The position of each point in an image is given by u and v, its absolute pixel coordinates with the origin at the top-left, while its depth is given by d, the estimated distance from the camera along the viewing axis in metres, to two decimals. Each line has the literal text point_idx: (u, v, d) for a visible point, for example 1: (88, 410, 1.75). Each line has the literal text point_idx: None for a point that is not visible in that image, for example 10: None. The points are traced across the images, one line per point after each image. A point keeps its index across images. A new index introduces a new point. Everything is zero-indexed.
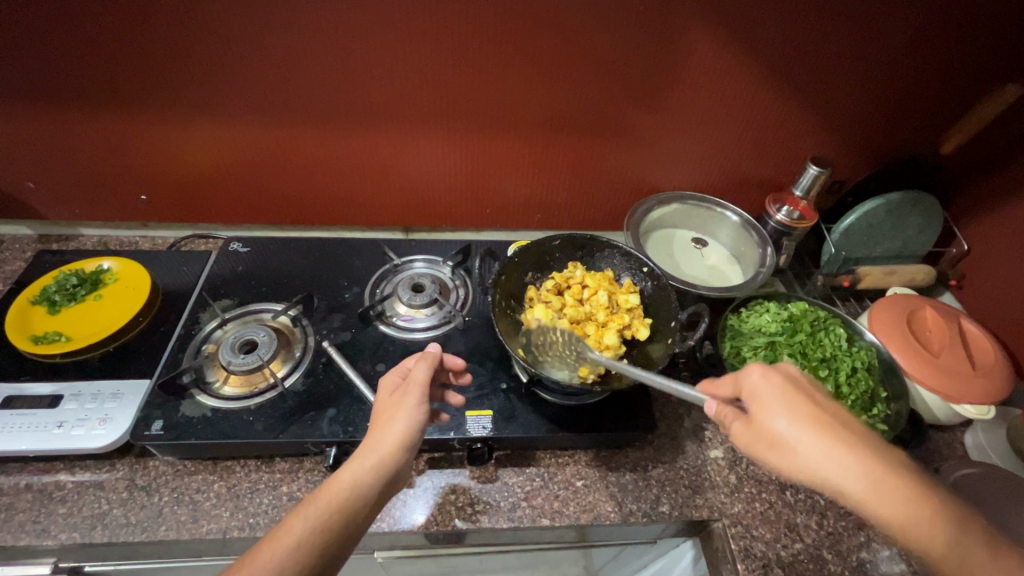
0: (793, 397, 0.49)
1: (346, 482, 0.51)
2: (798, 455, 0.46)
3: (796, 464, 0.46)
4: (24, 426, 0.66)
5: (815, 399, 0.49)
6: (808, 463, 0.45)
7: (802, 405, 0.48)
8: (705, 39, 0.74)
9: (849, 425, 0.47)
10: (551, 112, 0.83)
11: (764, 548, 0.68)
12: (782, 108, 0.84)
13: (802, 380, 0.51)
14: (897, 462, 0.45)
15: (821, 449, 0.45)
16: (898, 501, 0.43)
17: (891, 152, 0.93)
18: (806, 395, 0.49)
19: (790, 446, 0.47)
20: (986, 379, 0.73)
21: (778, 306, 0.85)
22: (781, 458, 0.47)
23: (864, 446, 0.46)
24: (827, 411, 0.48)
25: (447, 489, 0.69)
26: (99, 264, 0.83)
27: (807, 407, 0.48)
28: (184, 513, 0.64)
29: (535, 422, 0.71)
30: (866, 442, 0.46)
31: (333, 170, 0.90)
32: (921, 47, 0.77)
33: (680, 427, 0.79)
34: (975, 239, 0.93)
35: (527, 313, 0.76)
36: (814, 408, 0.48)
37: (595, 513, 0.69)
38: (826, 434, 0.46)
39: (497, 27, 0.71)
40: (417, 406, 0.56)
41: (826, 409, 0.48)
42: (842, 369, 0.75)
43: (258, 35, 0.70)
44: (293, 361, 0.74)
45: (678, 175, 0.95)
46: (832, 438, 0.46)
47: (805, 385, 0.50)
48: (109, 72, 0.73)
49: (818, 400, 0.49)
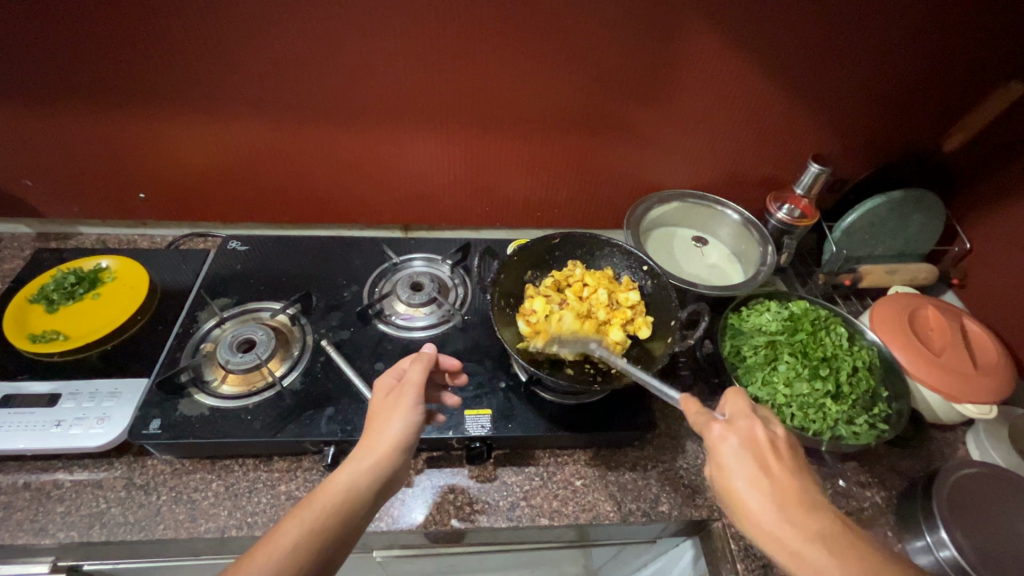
0: (738, 465, 0.50)
1: (343, 484, 0.50)
2: (736, 515, 0.50)
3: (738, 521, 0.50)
4: (21, 425, 0.66)
5: (764, 468, 0.49)
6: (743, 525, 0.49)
7: (743, 472, 0.50)
8: (704, 36, 0.74)
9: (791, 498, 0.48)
10: (550, 110, 0.82)
11: (764, 548, 0.67)
12: (783, 106, 0.84)
13: (760, 443, 0.51)
14: (836, 542, 0.45)
15: (759, 513, 0.48)
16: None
17: (893, 149, 0.92)
18: (757, 461, 0.50)
19: (732, 507, 0.51)
20: (988, 379, 0.73)
21: (779, 305, 0.84)
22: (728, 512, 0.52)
23: (798, 522, 0.46)
24: (774, 479, 0.49)
25: (445, 488, 0.69)
26: (97, 262, 0.83)
27: (749, 476, 0.49)
28: (182, 513, 0.64)
29: (534, 421, 0.71)
30: (807, 517, 0.47)
31: (332, 168, 0.89)
32: (923, 44, 0.76)
33: (680, 426, 0.78)
34: (977, 237, 0.93)
35: (526, 303, 0.75)
36: (757, 478, 0.49)
37: (594, 512, 0.68)
38: (759, 505, 0.48)
39: (495, 24, 0.71)
40: (414, 406, 0.56)
41: (773, 478, 0.49)
42: (843, 368, 0.75)
43: (255, 32, 0.70)
44: (291, 360, 0.74)
45: (678, 173, 0.95)
46: (763, 510, 0.48)
47: (763, 449, 0.51)
48: (105, 70, 0.73)
49: (768, 468, 0.50)
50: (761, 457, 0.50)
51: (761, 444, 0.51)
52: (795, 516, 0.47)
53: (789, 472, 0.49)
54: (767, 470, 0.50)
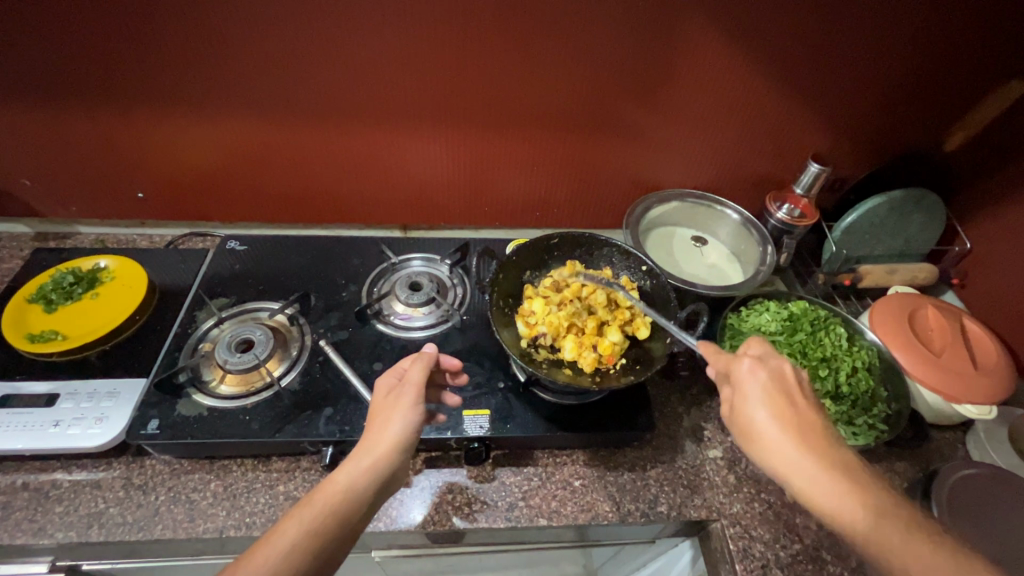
0: (765, 396, 0.52)
1: (341, 485, 0.50)
2: (753, 442, 0.52)
3: (752, 449, 0.52)
4: (19, 425, 0.66)
5: (789, 401, 0.52)
6: (759, 451, 0.51)
7: (769, 403, 0.52)
8: (703, 37, 0.74)
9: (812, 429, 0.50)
10: (549, 109, 0.82)
11: (762, 549, 0.67)
12: (782, 106, 0.84)
13: (786, 380, 0.54)
14: (850, 470, 0.48)
15: (781, 442, 0.50)
16: (828, 505, 0.47)
17: (893, 149, 0.92)
18: (783, 395, 0.52)
19: (749, 435, 0.53)
20: (988, 379, 0.73)
21: (778, 305, 0.84)
22: (743, 442, 0.53)
23: (817, 449, 0.49)
24: (797, 412, 0.52)
25: (444, 489, 0.69)
26: (95, 262, 0.83)
27: (774, 408, 0.52)
28: (180, 513, 0.64)
29: (532, 422, 0.70)
30: (826, 448, 0.50)
31: (331, 168, 0.89)
32: (922, 44, 0.76)
33: (679, 427, 0.78)
34: (978, 237, 0.92)
35: (526, 305, 0.77)
36: (781, 409, 0.51)
37: (592, 513, 0.68)
38: (782, 432, 0.50)
39: (493, 25, 0.71)
40: (413, 406, 0.56)
41: (797, 410, 0.52)
42: (842, 369, 0.76)
43: (253, 32, 0.70)
44: (289, 360, 0.74)
45: (678, 172, 0.95)
46: (786, 437, 0.50)
47: (789, 385, 0.53)
48: (103, 70, 0.73)
49: (792, 402, 0.52)
50: (786, 392, 0.53)
51: (789, 380, 0.54)
52: (815, 445, 0.50)
53: (812, 408, 0.52)
54: (791, 403, 0.52)
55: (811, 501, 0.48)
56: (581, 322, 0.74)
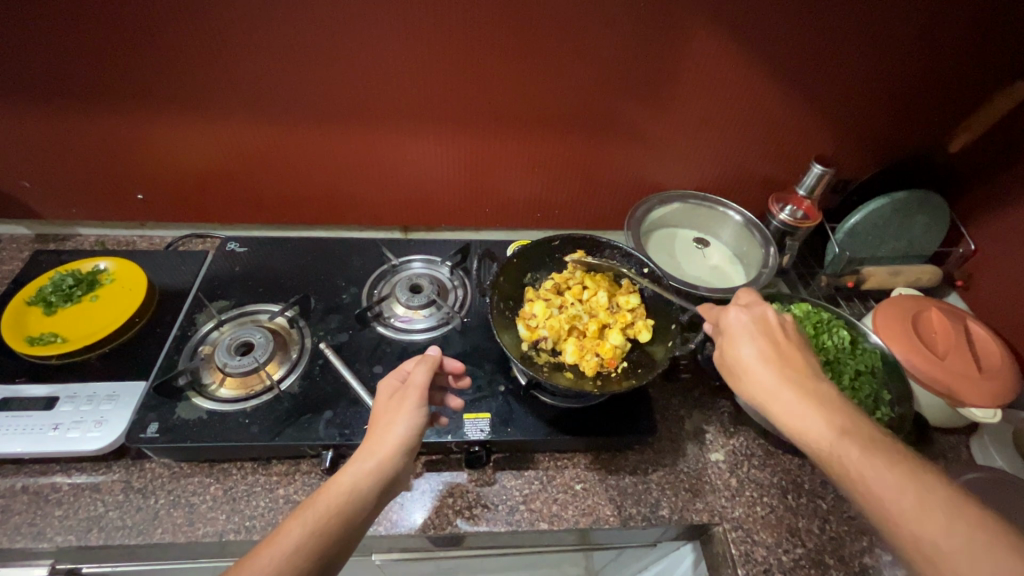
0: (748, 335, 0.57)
1: (346, 486, 0.50)
2: (736, 378, 0.56)
3: (736, 385, 0.57)
4: (18, 429, 0.65)
5: (772, 339, 0.56)
6: (742, 384, 0.55)
7: (754, 340, 0.56)
8: (705, 38, 0.73)
9: (791, 362, 0.54)
10: (549, 110, 0.82)
11: (765, 553, 0.67)
12: (784, 107, 0.83)
13: (771, 323, 0.57)
14: (827, 399, 0.51)
15: (760, 374, 0.54)
16: (799, 425, 0.50)
17: (897, 150, 0.91)
18: (766, 336, 0.56)
19: (734, 371, 0.57)
20: (993, 382, 0.72)
21: (780, 307, 0.84)
22: (729, 380, 0.58)
23: (795, 380, 0.52)
24: (778, 349, 0.55)
25: (444, 492, 0.68)
26: (95, 264, 0.83)
27: (755, 343, 0.56)
28: (180, 517, 0.64)
29: (533, 425, 0.70)
30: (805, 380, 0.52)
31: (331, 169, 0.89)
32: (926, 45, 0.75)
33: (681, 430, 0.78)
34: (983, 238, 0.92)
35: (526, 307, 0.76)
36: (763, 347, 0.55)
37: (593, 516, 0.68)
38: (762, 363, 0.54)
39: (493, 27, 0.70)
40: (416, 409, 0.56)
41: (780, 347, 0.55)
42: (846, 373, 0.75)
43: (252, 35, 0.69)
44: (289, 363, 0.74)
45: (680, 173, 0.94)
46: (765, 366, 0.54)
47: (773, 328, 0.57)
48: (103, 72, 0.72)
49: (776, 341, 0.56)
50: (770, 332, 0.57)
51: (774, 325, 0.57)
52: (793, 376, 0.53)
53: (795, 347, 0.55)
54: (774, 341, 0.56)
55: (784, 425, 0.51)
56: (582, 326, 0.74)
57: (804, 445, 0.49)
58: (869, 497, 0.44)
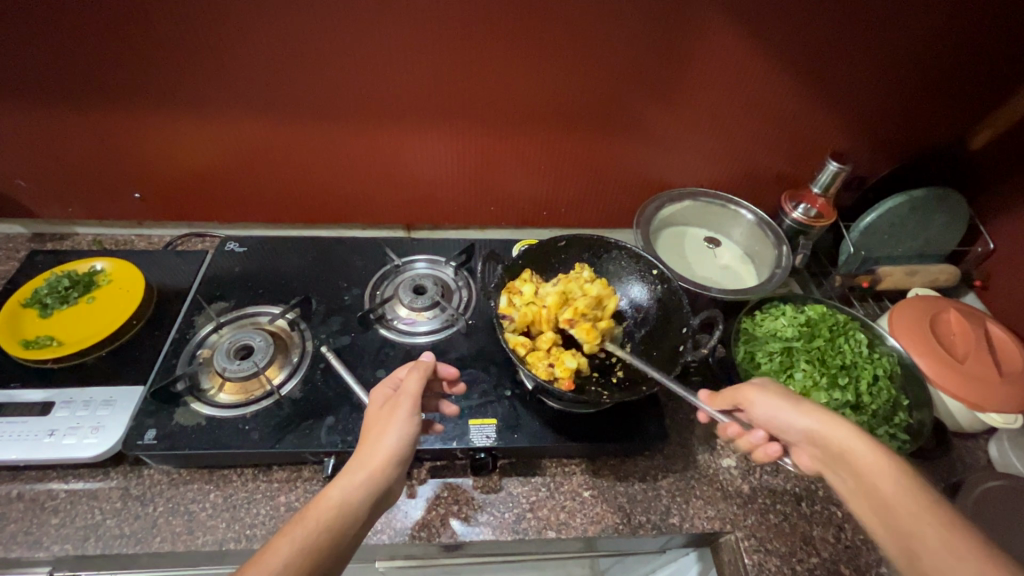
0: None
1: (335, 500, 0.48)
2: (797, 403, 0.57)
3: (795, 409, 0.57)
4: (13, 435, 0.64)
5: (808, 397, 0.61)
6: (807, 407, 0.56)
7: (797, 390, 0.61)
8: (720, 32, 0.71)
9: None
10: (557, 106, 0.79)
11: (779, 562, 0.65)
12: (800, 103, 0.80)
13: None
14: None
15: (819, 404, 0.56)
16: (878, 449, 0.51)
17: (915, 147, 0.89)
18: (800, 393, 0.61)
19: (795, 399, 0.58)
20: (1012, 387, 0.70)
21: (795, 309, 0.82)
22: (785, 402, 0.58)
23: None
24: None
25: (449, 499, 0.67)
26: (92, 264, 0.81)
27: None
28: (179, 525, 0.62)
29: (541, 431, 0.68)
30: None
31: (332, 167, 0.87)
32: (949, 39, 0.73)
33: (691, 434, 0.76)
34: (1002, 237, 0.89)
35: (516, 282, 0.74)
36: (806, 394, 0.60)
37: (602, 525, 0.66)
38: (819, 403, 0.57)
39: (500, 22, 0.68)
40: (407, 418, 0.53)
41: None
42: (863, 377, 0.73)
43: (253, 31, 0.67)
44: (290, 366, 0.72)
45: (690, 170, 0.92)
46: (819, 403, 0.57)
47: None
48: (97, 69, 0.70)
49: None
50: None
51: None
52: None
53: None
54: None
55: (858, 449, 0.51)
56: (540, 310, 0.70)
57: (877, 469, 0.49)
58: (945, 521, 0.45)
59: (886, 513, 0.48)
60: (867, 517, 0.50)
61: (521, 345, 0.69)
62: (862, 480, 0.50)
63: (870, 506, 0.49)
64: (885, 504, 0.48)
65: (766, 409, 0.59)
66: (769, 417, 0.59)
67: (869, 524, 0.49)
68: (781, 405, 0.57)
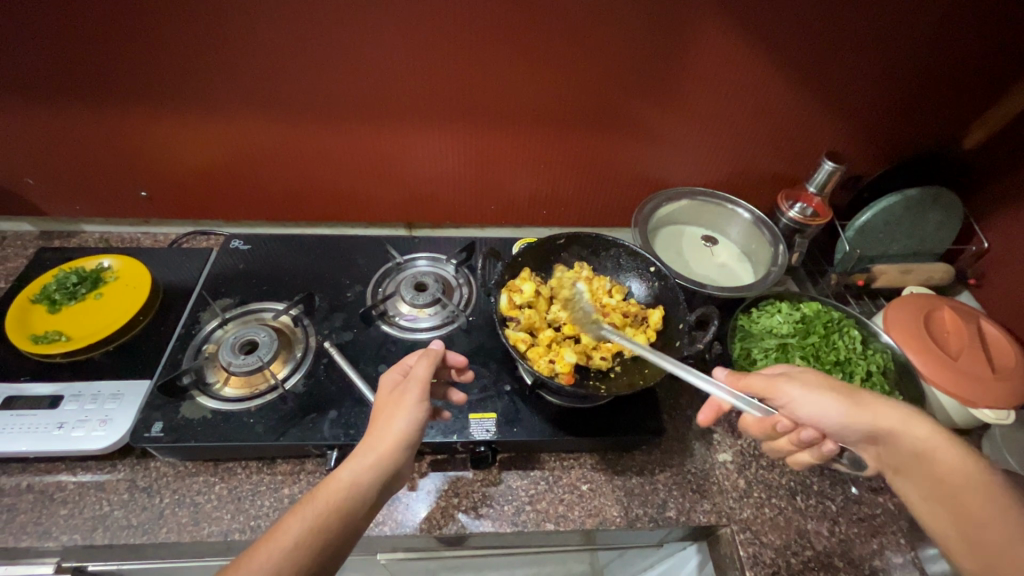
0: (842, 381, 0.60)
1: (345, 482, 0.49)
2: (856, 406, 0.55)
3: (855, 412, 0.55)
4: (22, 427, 0.65)
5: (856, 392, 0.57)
6: (873, 405, 0.55)
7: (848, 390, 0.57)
8: (715, 34, 0.72)
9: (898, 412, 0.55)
10: (556, 106, 0.80)
11: (773, 555, 0.66)
12: (795, 103, 0.82)
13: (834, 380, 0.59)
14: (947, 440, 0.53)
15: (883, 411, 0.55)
16: (954, 450, 0.52)
17: (909, 147, 0.90)
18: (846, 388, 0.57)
19: (854, 397, 0.56)
20: (1006, 383, 0.71)
21: (790, 306, 0.83)
22: (842, 406, 0.56)
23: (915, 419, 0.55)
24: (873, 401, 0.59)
25: (449, 491, 0.68)
26: (99, 262, 0.82)
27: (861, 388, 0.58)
28: (184, 516, 0.63)
29: (540, 425, 0.70)
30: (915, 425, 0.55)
31: (334, 166, 0.88)
32: (941, 40, 0.74)
33: (689, 429, 0.77)
34: (996, 236, 0.90)
35: (516, 281, 0.75)
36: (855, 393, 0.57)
37: (600, 517, 0.67)
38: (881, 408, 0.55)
39: (499, 24, 0.70)
40: (417, 404, 0.54)
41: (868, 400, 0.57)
42: (857, 374, 0.75)
43: (258, 33, 0.69)
44: (294, 361, 0.73)
45: (687, 170, 0.93)
46: (883, 407, 0.55)
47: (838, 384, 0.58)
48: (106, 69, 0.72)
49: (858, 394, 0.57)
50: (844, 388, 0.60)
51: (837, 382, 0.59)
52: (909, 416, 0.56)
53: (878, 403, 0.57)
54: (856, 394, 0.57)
55: (936, 451, 0.52)
56: (593, 285, 0.78)
57: (955, 472, 0.51)
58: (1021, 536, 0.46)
59: (966, 526, 0.49)
60: (937, 522, 0.51)
61: (521, 341, 0.70)
62: (939, 486, 0.51)
63: (946, 514, 0.50)
64: (966, 513, 0.49)
65: (818, 412, 0.56)
66: (822, 420, 0.56)
67: (938, 527, 0.51)
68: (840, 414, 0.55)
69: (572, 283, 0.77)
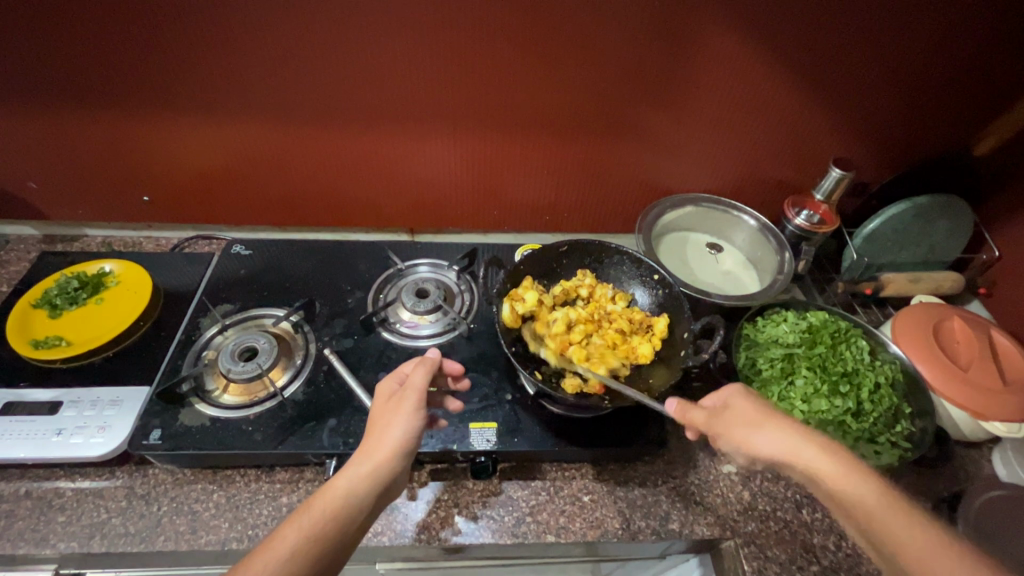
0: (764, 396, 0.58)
1: (340, 491, 0.49)
2: (757, 437, 0.54)
3: (758, 442, 0.53)
4: (21, 434, 0.65)
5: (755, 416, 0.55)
6: (768, 431, 0.54)
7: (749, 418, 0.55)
8: (720, 40, 0.71)
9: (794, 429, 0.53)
10: (559, 112, 0.80)
11: (778, 570, 0.65)
12: (801, 109, 0.81)
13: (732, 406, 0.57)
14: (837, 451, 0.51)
15: (778, 439, 0.53)
16: (846, 469, 0.50)
17: (918, 154, 0.89)
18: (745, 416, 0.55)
19: (753, 428, 0.54)
20: (1018, 396, 0.69)
21: (797, 315, 0.81)
22: (747, 439, 0.54)
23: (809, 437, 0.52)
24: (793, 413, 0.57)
25: (449, 501, 0.67)
26: (100, 266, 0.82)
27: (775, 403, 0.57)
28: (182, 524, 0.63)
29: (541, 436, 0.69)
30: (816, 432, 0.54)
31: (336, 171, 0.88)
32: (951, 45, 0.73)
33: (692, 440, 0.76)
34: (1006, 244, 0.89)
35: (519, 289, 0.74)
36: (753, 422, 0.55)
37: (602, 529, 0.66)
38: (777, 433, 0.53)
39: (503, 30, 0.69)
40: (414, 412, 0.54)
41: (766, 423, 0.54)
42: (865, 385, 0.72)
43: (261, 39, 0.69)
44: (293, 369, 0.73)
45: (692, 176, 0.92)
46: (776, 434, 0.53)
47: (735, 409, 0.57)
48: (108, 74, 0.72)
49: (753, 421, 0.55)
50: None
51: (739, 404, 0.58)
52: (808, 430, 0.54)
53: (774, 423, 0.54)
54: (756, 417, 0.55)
55: (828, 474, 0.50)
56: (596, 292, 0.78)
57: (848, 492, 0.49)
58: (919, 546, 0.45)
59: (872, 541, 0.48)
60: (850, 530, 0.50)
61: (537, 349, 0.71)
62: (837, 506, 0.50)
63: (851, 526, 0.49)
64: (868, 529, 0.48)
65: (734, 448, 0.56)
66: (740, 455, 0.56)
67: (853, 535, 0.50)
68: (743, 443, 0.54)
69: (536, 344, 0.72)
